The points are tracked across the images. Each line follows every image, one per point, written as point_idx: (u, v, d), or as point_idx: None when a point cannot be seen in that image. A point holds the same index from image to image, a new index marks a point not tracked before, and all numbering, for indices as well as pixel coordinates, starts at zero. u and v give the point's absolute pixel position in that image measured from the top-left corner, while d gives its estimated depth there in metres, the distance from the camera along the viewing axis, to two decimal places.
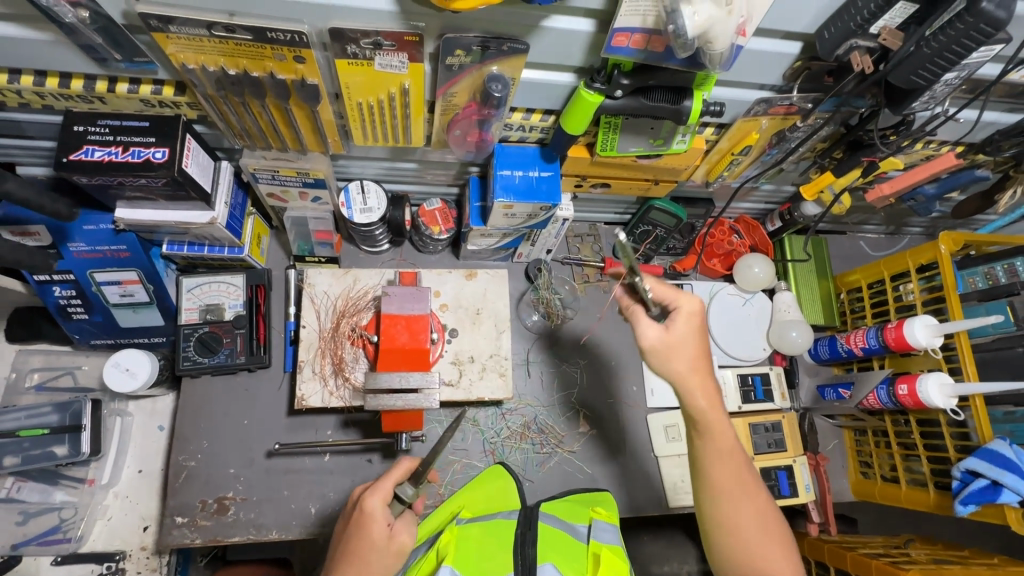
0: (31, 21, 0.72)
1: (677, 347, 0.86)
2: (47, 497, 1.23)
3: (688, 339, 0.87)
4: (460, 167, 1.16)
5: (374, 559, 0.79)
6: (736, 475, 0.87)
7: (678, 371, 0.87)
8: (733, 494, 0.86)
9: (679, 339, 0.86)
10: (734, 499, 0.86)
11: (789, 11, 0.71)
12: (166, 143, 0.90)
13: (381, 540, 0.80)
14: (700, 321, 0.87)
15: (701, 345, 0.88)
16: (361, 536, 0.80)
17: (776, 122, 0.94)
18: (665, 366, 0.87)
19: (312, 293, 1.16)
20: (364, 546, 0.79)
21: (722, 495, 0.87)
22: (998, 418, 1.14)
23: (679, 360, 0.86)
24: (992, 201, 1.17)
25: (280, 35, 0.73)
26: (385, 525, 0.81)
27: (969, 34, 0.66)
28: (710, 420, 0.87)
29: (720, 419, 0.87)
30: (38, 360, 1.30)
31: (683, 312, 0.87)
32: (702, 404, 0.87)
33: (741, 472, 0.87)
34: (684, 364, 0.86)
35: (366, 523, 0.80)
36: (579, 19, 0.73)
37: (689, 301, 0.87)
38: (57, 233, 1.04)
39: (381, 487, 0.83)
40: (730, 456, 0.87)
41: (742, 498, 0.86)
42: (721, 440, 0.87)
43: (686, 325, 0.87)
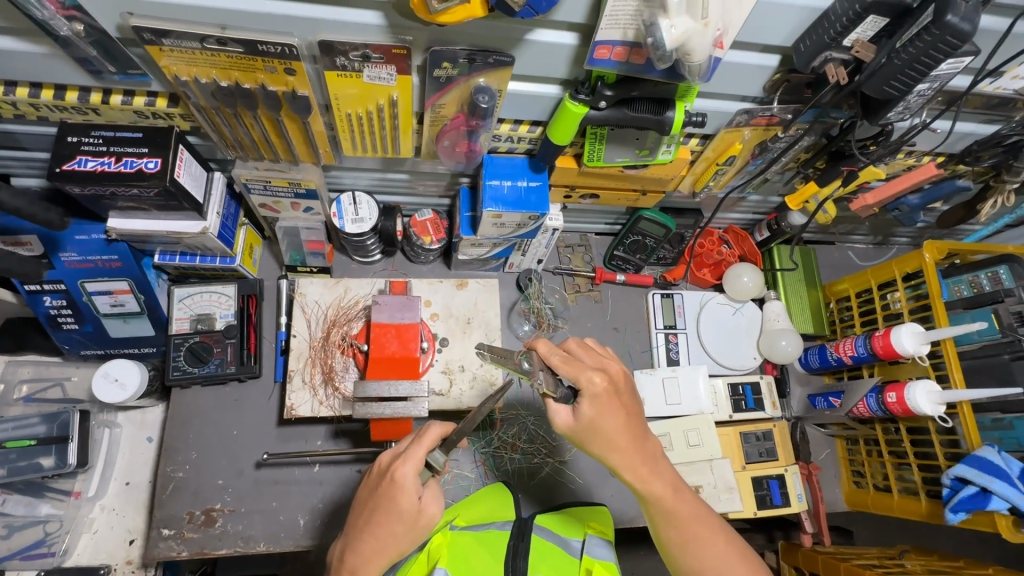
0: (27, 35, 0.74)
1: (594, 426, 0.83)
2: (32, 509, 1.21)
3: (604, 419, 0.82)
4: (451, 178, 1.18)
5: (401, 529, 0.80)
6: (691, 535, 0.85)
7: (604, 448, 0.84)
8: (695, 552, 0.85)
9: (600, 417, 0.82)
10: (699, 557, 0.84)
11: (765, 25, 0.73)
12: (159, 153, 0.91)
13: (410, 511, 0.80)
14: (610, 396, 0.82)
15: (622, 415, 0.83)
16: (391, 504, 0.80)
17: (758, 132, 0.97)
18: (590, 448, 0.85)
19: (303, 303, 1.16)
20: (393, 516, 0.80)
21: (685, 552, 0.85)
22: (986, 425, 1.14)
23: (604, 439, 0.83)
24: (974, 211, 1.19)
25: (271, 48, 0.74)
26: (415, 497, 0.80)
27: (937, 46, 0.69)
28: (647, 488, 0.85)
29: (654, 483, 0.85)
30: (27, 372, 1.29)
31: (593, 394, 0.82)
32: (633, 472, 0.84)
33: (697, 530, 0.85)
34: (608, 440, 0.83)
35: (399, 491, 0.80)
36: (563, 33, 0.75)
37: (590, 380, 0.81)
38: (49, 243, 1.04)
39: (414, 456, 0.81)
40: (678, 514, 0.85)
41: (706, 555, 0.84)
42: (664, 505, 0.85)
43: (595, 406, 0.82)
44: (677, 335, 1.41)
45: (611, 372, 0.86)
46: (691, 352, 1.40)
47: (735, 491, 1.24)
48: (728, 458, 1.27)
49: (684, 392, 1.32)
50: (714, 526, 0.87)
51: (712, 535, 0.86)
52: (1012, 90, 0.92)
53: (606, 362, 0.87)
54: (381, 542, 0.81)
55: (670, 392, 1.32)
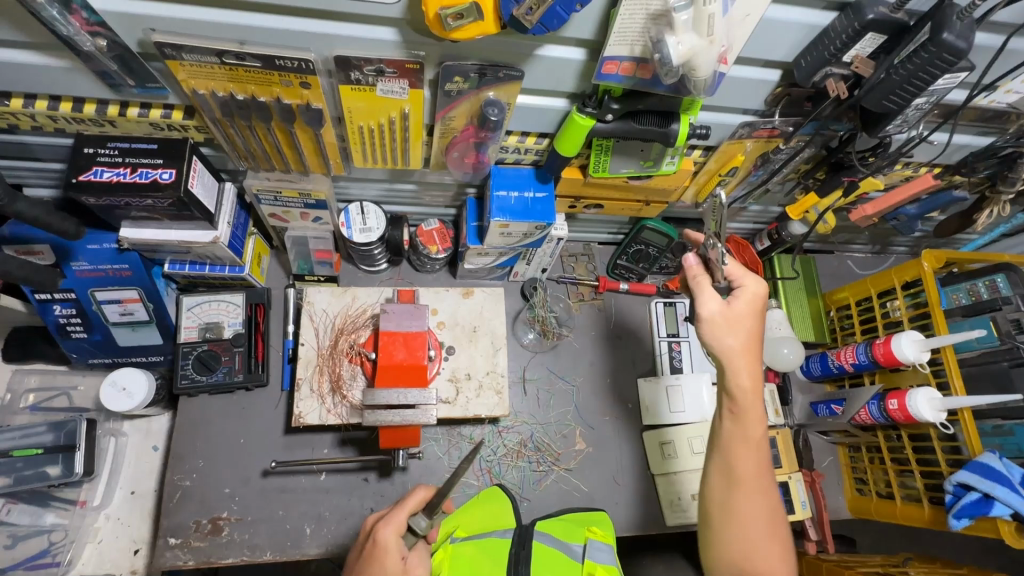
0: (50, 50, 0.76)
1: (734, 322, 0.85)
2: (37, 519, 1.20)
3: (747, 318, 0.85)
4: (458, 189, 1.20)
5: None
6: (752, 474, 0.83)
7: (722, 348, 0.84)
8: (742, 493, 0.83)
9: (741, 315, 0.85)
10: (747, 497, 0.83)
11: (766, 43, 0.76)
12: (173, 164, 0.92)
13: (394, 572, 0.82)
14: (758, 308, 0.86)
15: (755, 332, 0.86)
16: (375, 566, 0.82)
17: (759, 144, 0.99)
18: (718, 341, 0.85)
19: (311, 311, 1.17)
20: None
21: (737, 485, 0.83)
22: (987, 432, 1.16)
23: (733, 337, 0.84)
24: (971, 221, 1.22)
25: (288, 62, 0.76)
26: (398, 558, 0.83)
27: (934, 62, 0.71)
28: (751, 409, 0.84)
29: (754, 415, 0.84)
30: (34, 381, 1.29)
31: (746, 292, 0.86)
32: (744, 386, 0.83)
33: (754, 469, 0.84)
34: (735, 341, 0.84)
35: (379, 552, 0.83)
36: (571, 49, 0.78)
37: (756, 282, 0.86)
38: (61, 252, 1.06)
39: (395, 519, 0.87)
40: (757, 447, 0.84)
41: (754, 493, 0.83)
42: (754, 433, 0.84)
43: (746, 299, 0.86)
44: (680, 343, 1.40)
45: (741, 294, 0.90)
46: (694, 360, 1.39)
47: None
48: None
49: (688, 400, 1.33)
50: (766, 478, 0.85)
51: (763, 483, 0.84)
52: (1006, 104, 0.94)
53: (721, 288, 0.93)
54: None
55: (674, 400, 1.33)
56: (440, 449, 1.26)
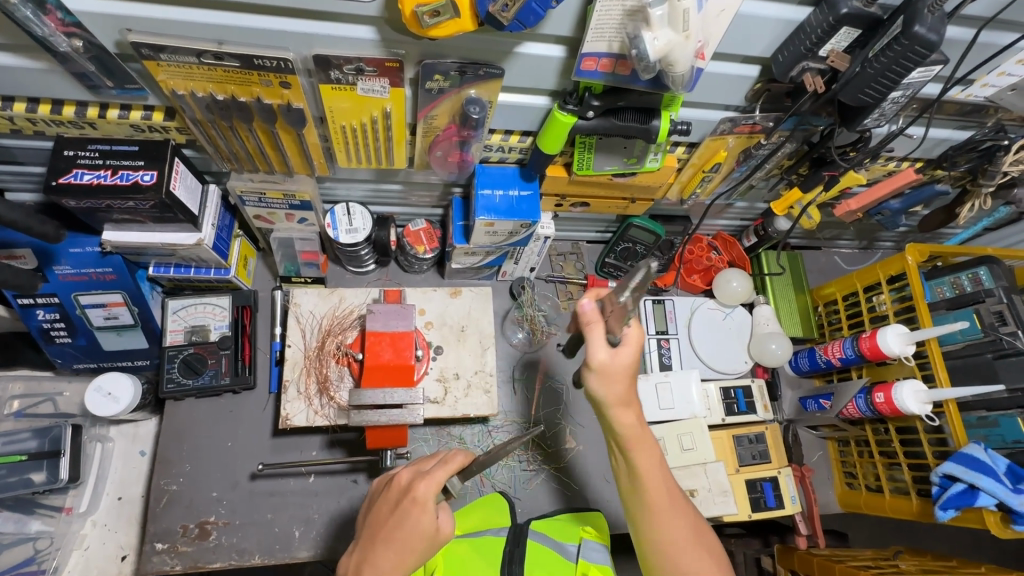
0: (26, 51, 0.75)
1: (616, 373, 0.82)
2: (21, 526, 1.19)
3: (622, 368, 0.83)
4: (444, 188, 1.20)
5: (420, 547, 0.79)
6: (658, 505, 0.86)
7: (607, 397, 0.84)
8: (661, 518, 0.86)
9: (627, 365, 0.82)
10: (667, 522, 0.86)
11: (744, 38, 0.76)
12: (154, 166, 0.92)
13: (431, 530, 0.79)
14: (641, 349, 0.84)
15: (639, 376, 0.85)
16: (412, 524, 0.79)
17: (742, 140, 0.99)
18: (602, 390, 0.83)
19: (298, 312, 1.17)
20: (412, 536, 0.79)
21: (654, 512, 0.86)
22: (972, 423, 1.17)
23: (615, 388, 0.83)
24: (954, 214, 1.22)
25: (267, 62, 0.76)
26: (435, 518, 0.80)
27: (907, 56, 0.72)
28: (642, 444, 0.86)
29: (644, 449, 0.86)
30: (19, 387, 1.28)
31: (632, 339, 0.83)
32: (630, 430, 0.85)
33: (666, 499, 0.86)
34: (614, 394, 0.83)
35: (421, 508, 0.80)
36: (551, 46, 0.78)
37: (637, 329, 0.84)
38: (43, 256, 1.05)
39: (435, 476, 0.82)
40: (656, 478, 0.86)
41: (676, 522, 0.86)
42: (645, 467, 0.86)
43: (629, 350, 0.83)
44: (669, 340, 1.42)
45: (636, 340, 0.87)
46: (683, 357, 1.42)
47: (728, 494, 1.25)
48: (721, 462, 1.28)
49: (676, 397, 1.33)
50: (681, 499, 0.88)
51: (680, 512, 0.87)
52: (983, 97, 0.96)
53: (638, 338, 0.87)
54: (399, 560, 0.79)
55: (663, 397, 1.32)
56: (430, 449, 1.26)
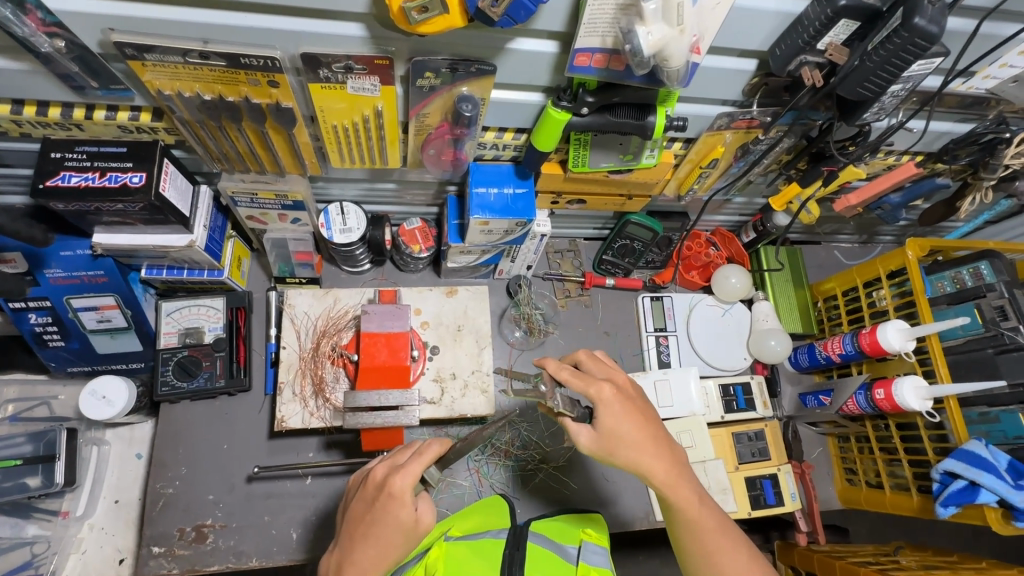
0: (7, 52, 0.74)
1: (614, 437, 0.82)
2: (18, 531, 1.19)
3: (622, 425, 0.83)
4: (439, 186, 1.19)
5: (398, 541, 0.80)
6: (709, 546, 0.85)
7: (628, 445, 0.83)
8: (715, 561, 0.84)
9: (617, 427, 0.82)
10: (720, 565, 0.84)
11: (740, 31, 0.75)
12: (143, 167, 0.91)
13: (408, 523, 0.79)
14: (622, 402, 0.83)
15: (638, 422, 0.83)
16: (390, 518, 0.79)
17: (739, 135, 0.98)
18: (614, 459, 0.84)
19: (292, 314, 1.16)
20: (391, 529, 0.79)
21: (707, 558, 0.85)
22: (974, 419, 1.16)
23: (627, 449, 0.83)
24: (955, 208, 1.21)
25: (254, 61, 0.75)
26: (413, 510, 0.79)
27: (907, 48, 0.70)
28: (681, 490, 0.84)
29: (682, 490, 0.84)
30: (14, 391, 1.28)
31: (609, 398, 0.83)
32: (663, 477, 0.84)
33: (721, 546, 0.85)
34: (628, 451, 0.83)
35: (398, 501, 0.78)
36: (543, 41, 0.76)
37: (600, 390, 0.84)
38: (33, 259, 1.04)
39: (411, 469, 0.80)
40: (700, 525, 0.85)
41: (727, 562, 0.84)
42: (688, 512, 0.84)
43: (610, 413, 0.83)
44: (667, 337, 1.41)
45: (619, 382, 0.88)
46: (682, 354, 1.41)
47: (727, 492, 1.24)
48: (720, 459, 1.27)
49: (675, 394, 1.32)
50: (730, 536, 0.86)
51: (732, 548, 0.85)
52: (984, 89, 0.94)
53: (615, 373, 0.91)
54: (379, 555, 0.79)
55: (662, 395, 1.31)
56: None
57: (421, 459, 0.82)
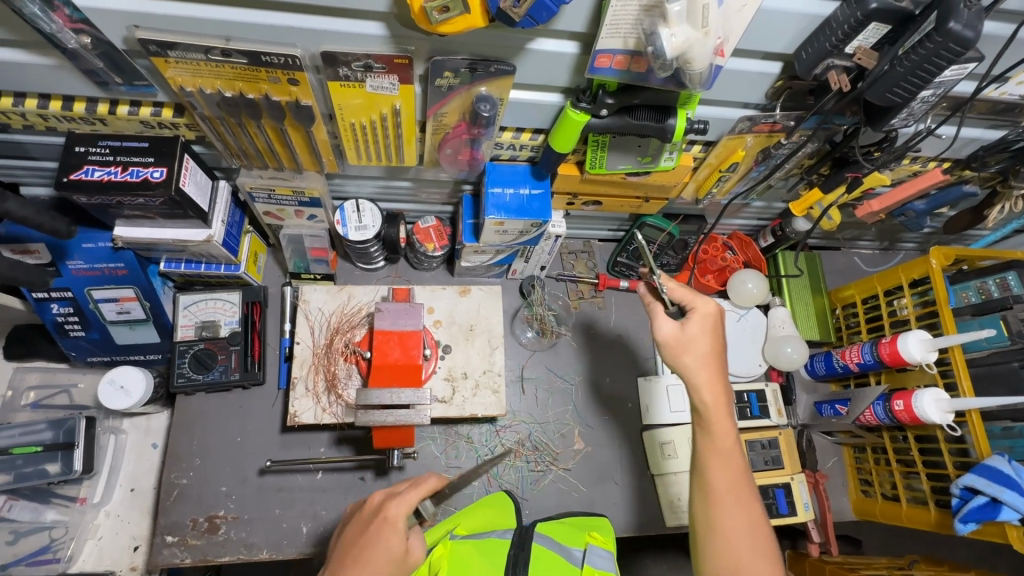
0: (35, 47, 0.75)
1: (688, 345, 0.88)
2: (38, 515, 1.20)
3: (701, 338, 0.88)
4: (455, 185, 1.19)
5: (384, 573, 0.76)
6: (725, 483, 0.84)
7: (694, 360, 0.88)
8: (725, 499, 0.83)
9: (691, 337, 0.88)
10: (727, 506, 0.83)
11: (766, 34, 0.73)
12: (164, 162, 0.92)
13: (398, 551, 0.77)
14: (711, 328, 0.89)
15: (713, 344, 0.89)
16: (380, 543, 0.78)
17: (761, 139, 0.96)
18: (677, 362, 0.89)
19: (307, 310, 1.17)
20: (379, 555, 0.77)
21: (716, 492, 0.84)
22: (996, 434, 1.13)
23: (692, 359, 0.88)
24: (982, 216, 1.18)
25: (275, 58, 0.75)
26: (403, 538, 0.79)
27: (940, 53, 0.68)
28: (719, 423, 0.86)
29: (723, 422, 0.86)
30: (35, 378, 1.30)
31: (699, 314, 0.89)
32: (709, 399, 0.87)
33: (733, 483, 0.84)
34: (695, 362, 0.88)
35: (387, 529, 0.79)
36: (563, 42, 0.76)
37: (705, 304, 0.90)
38: (57, 251, 1.06)
39: (407, 497, 0.82)
40: (729, 457, 0.85)
41: (733, 501, 0.83)
42: (721, 439, 0.86)
43: (698, 323, 0.89)
44: None
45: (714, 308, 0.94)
46: None
47: None
48: None
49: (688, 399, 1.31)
50: (747, 481, 0.85)
51: (744, 492, 0.84)
52: (1017, 95, 0.91)
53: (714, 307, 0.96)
54: None
55: (674, 400, 1.31)
56: (436, 448, 1.26)
57: (416, 492, 0.83)
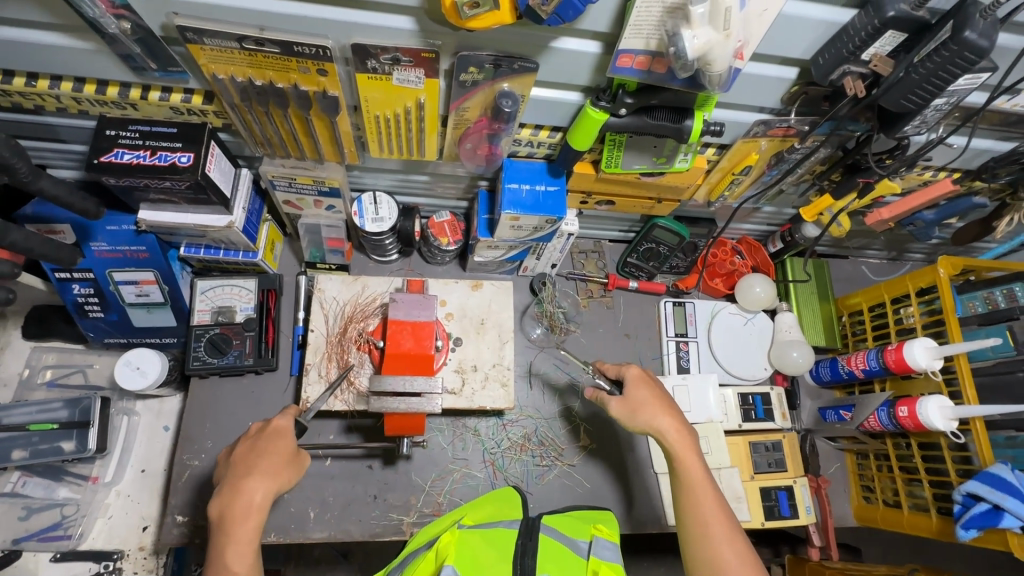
0: (76, 31, 0.78)
1: (640, 405, 0.98)
2: (50, 492, 1.25)
3: (643, 396, 0.99)
4: (471, 181, 1.21)
5: (286, 463, 0.88)
6: (706, 517, 0.88)
7: (650, 413, 0.97)
8: (712, 539, 0.86)
9: (637, 397, 0.99)
10: (716, 544, 0.86)
11: (784, 39, 0.75)
12: (192, 148, 0.94)
13: (293, 445, 0.91)
14: (647, 383, 1.00)
15: (659, 396, 0.99)
16: (274, 440, 0.89)
17: (775, 143, 0.98)
18: (638, 423, 0.97)
19: (322, 298, 1.19)
20: (279, 447, 0.89)
21: (704, 533, 0.87)
22: (1000, 443, 1.14)
23: (649, 413, 0.97)
24: (990, 227, 1.19)
25: (306, 49, 0.77)
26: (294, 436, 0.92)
27: (955, 61, 0.69)
28: (689, 461, 0.93)
29: (690, 457, 0.93)
30: (52, 358, 1.34)
31: (637, 379, 1.01)
32: (673, 437, 0.94)
33: (718, 519, 0.88)
34: (652, 416, 0.96)
35: (281, 438, 0.90)
36: (587, 41, 0.78)
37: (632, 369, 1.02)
38: (81, 231, 1.09)
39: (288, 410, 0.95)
40: (703, 490, 0.90)
41: (720, 539, 0.86)
42: (692, 474, 0.91)
43: (636, 386, 1.00)
44: (687, 343, 1.42)
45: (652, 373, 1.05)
46: (702, 360, 1.41)
47: (741, 501, 1.24)
48: (736, 467, 1.27)
49: (694, 399, 1.32)
50: (727, 515, 0.89)
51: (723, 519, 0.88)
52: None
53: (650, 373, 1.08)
54: (272, 471, 0.86)
55: (680, 400, 1.32)
56: (443, 440, 1.27)
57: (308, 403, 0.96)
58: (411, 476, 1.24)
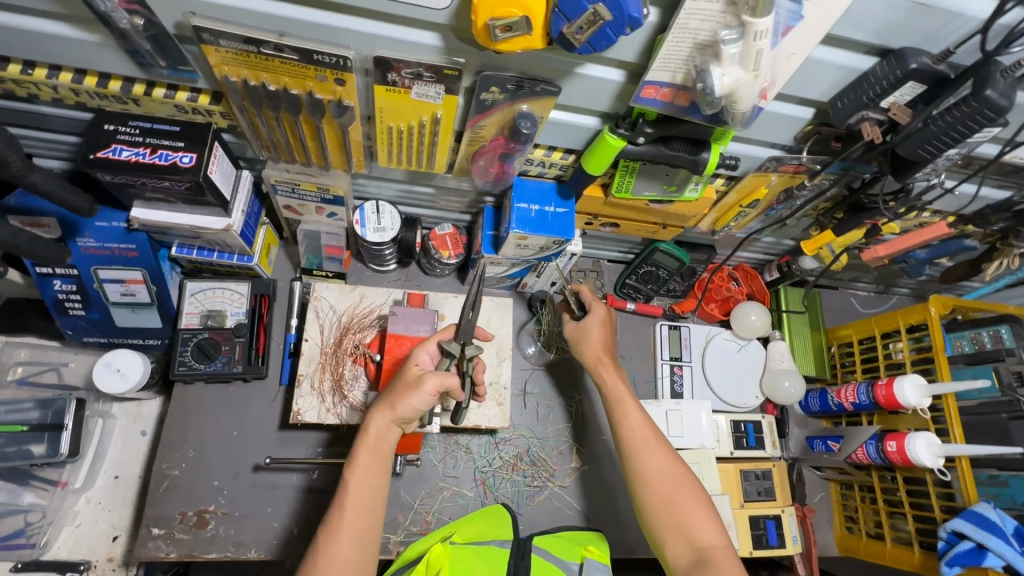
0: (82, 23, 0.74)
1: (585, 334, 1.13)
2: (14, 498, 1.17)
3: (593, 331, 1.13)
4: (476, 196, 1.19)
5: (407, 393, 0.86)
6: (628, 426, 1.00)
7: (588, 340, 1.13)
8: (636, 448, 0.98)
9: (585, 327, 1.13)
10: (642, 454, 0.97)
11: (805, 81, 0.76)
12: (194, 148, 0.91)
13: (412, 375, 0.89)
14: (604, 322, 1.13)
15: (602, 329, 1.13)
16: (400, 380, 0.89)
17: (784, 179, 0.99)
18: (580, 350, 1.13)
19: (318, 307, 1.16)
20: (400, 384, 0.88)
21: (630, 441, 0.99)
22: (982, 481, 1.16)
23: (589, 343, 1.12)
24: (979, 269, 1.23)
25: (326, 58, 0.75)
26: (418, 367, 0.90)
27: (975, 117, 0.71)
28: (614, 383, 1.06)
29: (613, 375, 1.08)
30: (24, 354, 1.26)
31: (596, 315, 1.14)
32: (595, 358, 1.11)
33: (642, 429, 0.99)
34: (590, 348, 1.12)
35: (405, 373, 0.89)
36: (610, 69, 0.77)
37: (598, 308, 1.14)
38: (68, 227, 1.05)
39: (427, 346, 0.94)
40: (626, 402, 1.03)
41: (643, 447, 0.97)
42: (614, 391, 1.05)
43: (593, 320, 1.13)
44: (682, 367, 1.42)
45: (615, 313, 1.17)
46: (694, 386, 1.41)
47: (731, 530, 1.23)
48: (727, 495, 1.27)
49: (686, 425, 1.31)
50: (650, 426, 1.00)
51: (647, 429, 0.99)
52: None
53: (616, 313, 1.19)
54: (389, 404, 0.87)
55: (672, 425, 1.31)
56: (434, 456, 1.25)
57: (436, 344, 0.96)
58: (400, 493, 1.21)
